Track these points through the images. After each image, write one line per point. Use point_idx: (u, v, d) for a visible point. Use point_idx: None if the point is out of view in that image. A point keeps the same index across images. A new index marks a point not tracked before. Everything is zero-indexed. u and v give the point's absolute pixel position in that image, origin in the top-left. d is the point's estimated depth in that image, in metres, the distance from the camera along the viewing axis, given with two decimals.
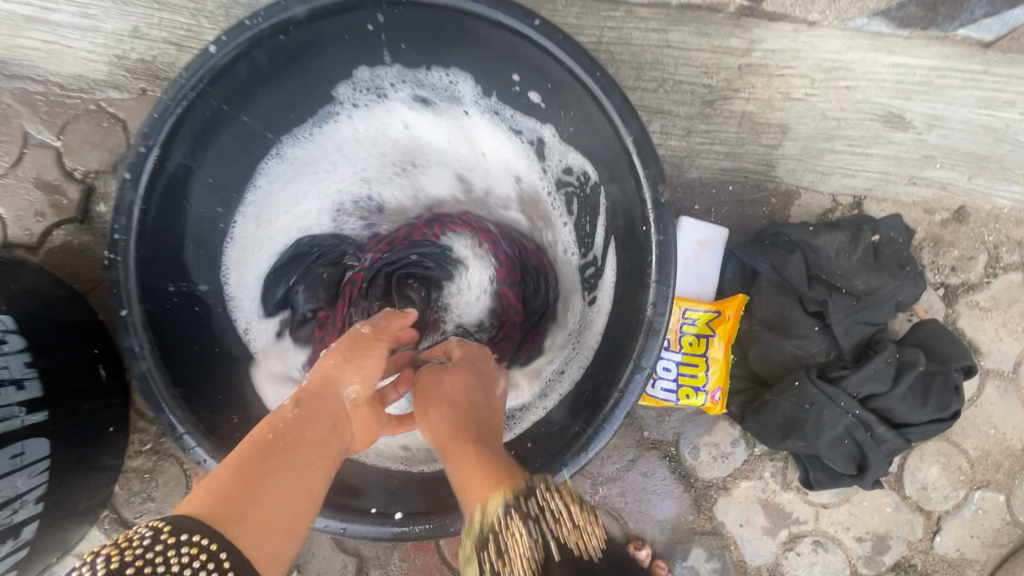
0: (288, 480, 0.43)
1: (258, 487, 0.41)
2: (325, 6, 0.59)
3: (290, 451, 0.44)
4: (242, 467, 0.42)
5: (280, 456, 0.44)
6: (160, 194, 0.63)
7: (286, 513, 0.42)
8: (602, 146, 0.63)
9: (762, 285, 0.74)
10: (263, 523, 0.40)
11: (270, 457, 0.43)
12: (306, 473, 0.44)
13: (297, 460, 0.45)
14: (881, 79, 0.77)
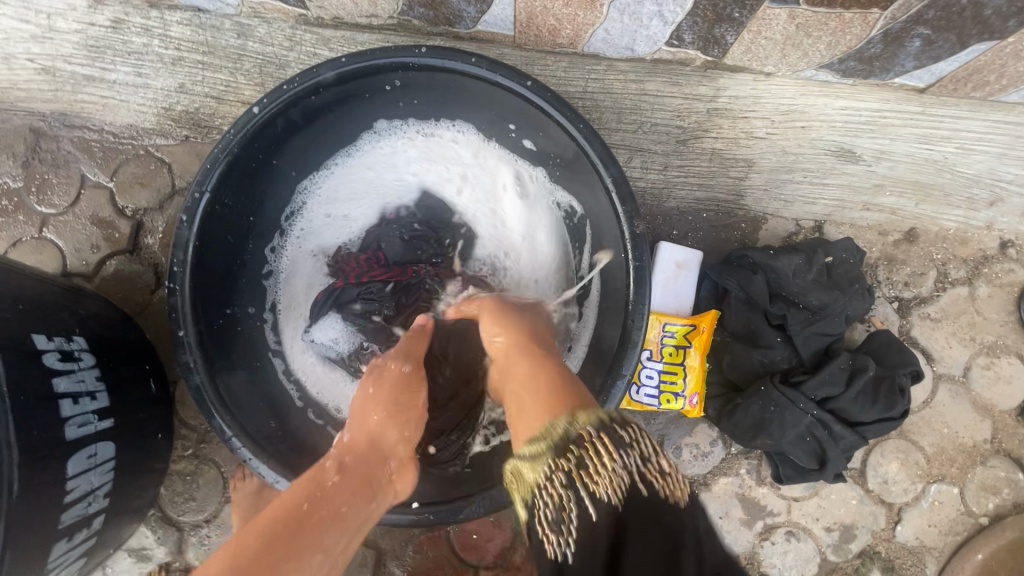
0: (310, 561, 0.51)
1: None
2: (351, 71, 0.70)
3: (317, 522, 0.54)
4: (266, 549, 0.50)
5: (301, 535, 0.52)
6: (209, 232, 0.73)
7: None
8: (588, 184, 0.74)
9: (731, 301, 0.85)
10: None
11: (293, 531, 0.52)
12: (335, 540, 0.54)
13: (319, 535, 0.53)
14: (831, 119, 0.88)
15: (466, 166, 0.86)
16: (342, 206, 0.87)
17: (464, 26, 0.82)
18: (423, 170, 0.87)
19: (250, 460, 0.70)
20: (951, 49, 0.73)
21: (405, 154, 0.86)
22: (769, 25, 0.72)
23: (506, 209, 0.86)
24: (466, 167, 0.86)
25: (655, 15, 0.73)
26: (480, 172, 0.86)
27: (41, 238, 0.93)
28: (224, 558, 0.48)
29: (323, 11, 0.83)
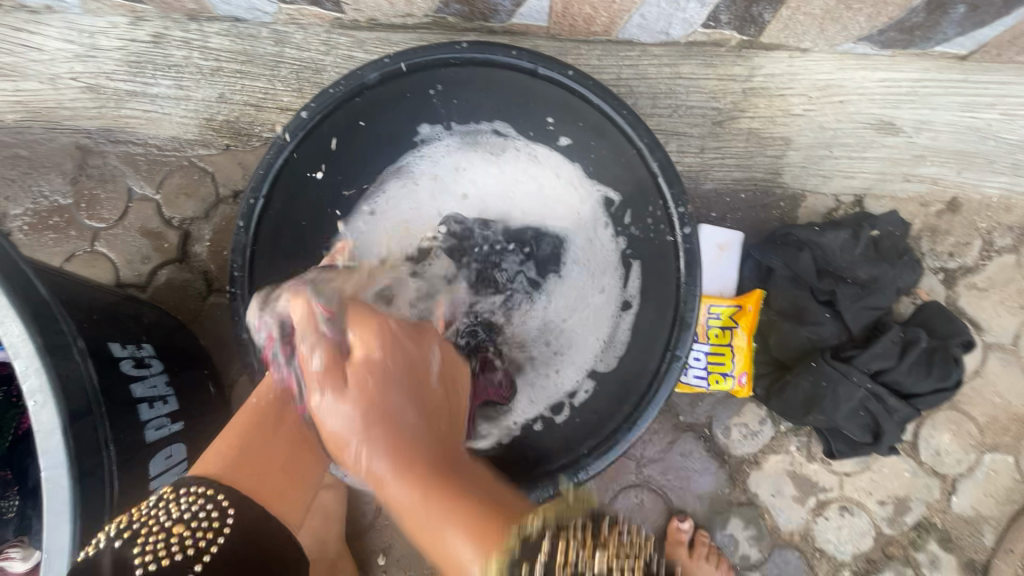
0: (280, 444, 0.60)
1: (259, 453, 0.58)
2: (394, 71, 0.72)
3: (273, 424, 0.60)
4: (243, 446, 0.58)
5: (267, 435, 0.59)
6: (263, 238, 0.75)
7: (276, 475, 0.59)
8: (631, 170, 0.75)
9: (776, 280, 0.85)
10: (261, 480, 0.58)
11: (266, 428, 0.59)
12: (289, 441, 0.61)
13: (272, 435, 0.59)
14: (870, 92, 0.87)
15: (510, 184, 0.90)
16: (396, 211, 0.90)
17: (498, 20, 0.83)
18: (495, 170, 0.90)
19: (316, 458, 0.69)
20: (996, 15, 0.73)
21: (460, 166, 0.91)
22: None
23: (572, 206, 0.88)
24: (512, 184, 0.90)
25: None
26: (522, 189, 0.90)
27: (93, 252, 0.95)
28: (224, 444, 0.58)
29: (359, 13, 0.84)
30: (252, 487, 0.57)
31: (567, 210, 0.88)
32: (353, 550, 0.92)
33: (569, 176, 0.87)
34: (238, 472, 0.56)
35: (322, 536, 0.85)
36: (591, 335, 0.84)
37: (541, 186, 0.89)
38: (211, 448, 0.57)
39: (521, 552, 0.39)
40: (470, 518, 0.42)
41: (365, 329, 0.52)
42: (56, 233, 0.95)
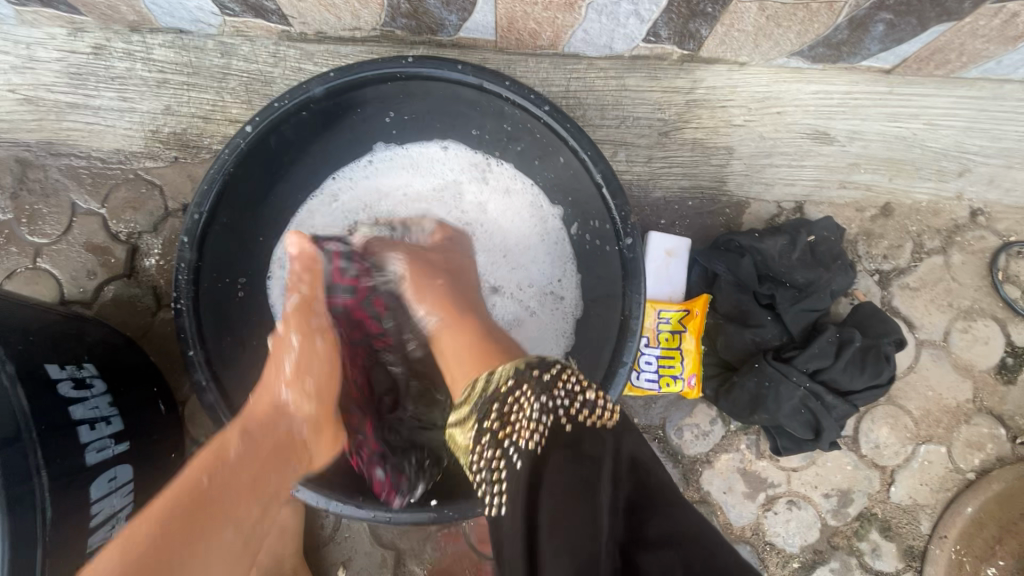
0: (219, 541, 0.55)
1: (195, 552, 0.53)
2: (338, 85, 0.72)
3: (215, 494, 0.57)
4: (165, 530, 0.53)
5: (225, 504, 0.57)
6: (209, 253, 0.74)
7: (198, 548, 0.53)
8: (577, 182, 0.77)
9: (721, 285, 0.88)
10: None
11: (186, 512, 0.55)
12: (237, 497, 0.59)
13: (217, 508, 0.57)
14: (804, 104, 0.92)
15: (487, 216, 0.90)
16: (363, 199, 0.90)
17: (446, 34, 0.83)
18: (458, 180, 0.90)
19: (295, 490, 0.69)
20: (913, 32, 0.77)
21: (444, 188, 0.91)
22: (741, 18, 0.74)
23: (525, 220, 0.88)
24: (484, 218, 0.90)
25: (631, 14, 0.75)
26: (490, 222, 0.90)
27: (35, 268, 0.93)
28: (154, 526, 0.53)
29: (306, 27, 0.83)
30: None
31: (539, 242, 0.88)
32: (312, 564, 0.91)
33: (518, 189, 0.88)
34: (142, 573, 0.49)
35: (278, 555, 0.84)
36: (546, 351, 0.86)
37: (520, 223, 0.89)
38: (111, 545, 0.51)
39: (525, 368, 0.62)
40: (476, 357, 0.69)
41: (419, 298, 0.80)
42: None
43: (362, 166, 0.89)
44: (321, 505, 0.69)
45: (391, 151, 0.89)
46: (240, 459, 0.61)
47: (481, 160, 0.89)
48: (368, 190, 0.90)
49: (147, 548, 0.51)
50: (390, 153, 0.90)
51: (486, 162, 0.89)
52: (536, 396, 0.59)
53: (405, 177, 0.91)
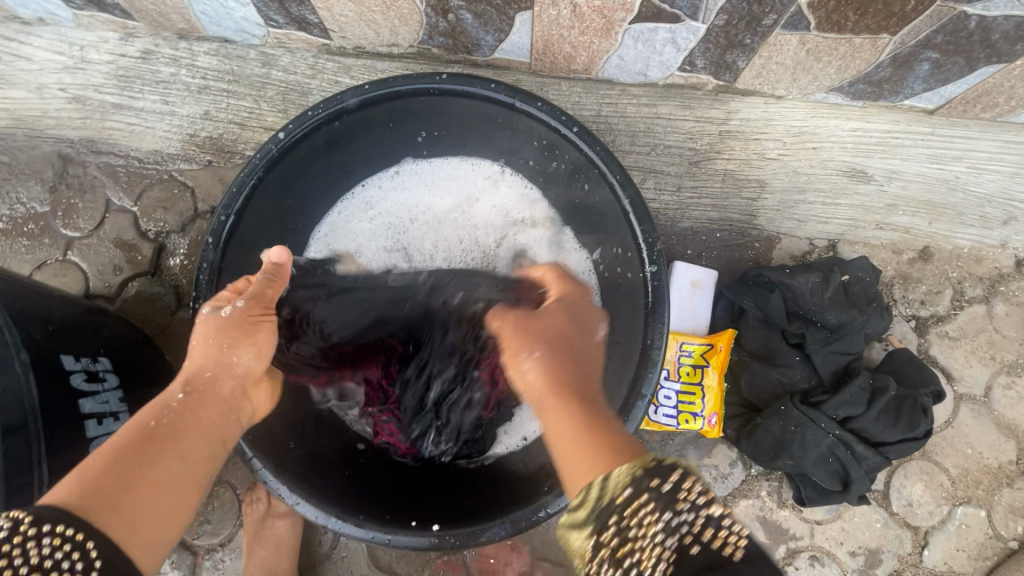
0: (167, 469, 0.53)
1: (127, 492, 0.50)
2: (373, 97, 0.73)
3: (169, 433, 0.55)
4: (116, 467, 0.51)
5: (155, 454, 0.53)
6: (232, 255, 0.74)
7: (163, 486, 0.52)
8: (603, 203, 0.76)
9: (749, 321, 0.85)
10: (134, 510, 0.50)
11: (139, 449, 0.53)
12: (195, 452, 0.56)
13: (168, 450, 0.54)
14: (842, 141, 0.89)
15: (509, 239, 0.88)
16: (390, 215, 0.89)
17: (482, 54, 0.83)
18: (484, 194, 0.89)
19: (298, 504, 0.67)
20: (960, 73, 0.74)
21: (466, 198, 0.89)
22: (780, 50, 0.73)
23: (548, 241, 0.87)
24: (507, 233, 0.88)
25: (668, 42, 0.74)
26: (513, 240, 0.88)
27: (64, 260, 0.95)
28: (101, 466, 0.51)
29: (346, 41, 0.84)
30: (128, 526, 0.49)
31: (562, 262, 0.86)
32: None
33: (541, 209, 0.87)
34: (97, 508, 0.48)
35: (270, 570, 0.81)
36: None
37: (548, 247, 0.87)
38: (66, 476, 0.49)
39: (643, 474, 0.46)
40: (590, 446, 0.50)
41: (526, 333, 0.59)
42: (28, 240, 0.95)
43: (389, 177, 0.89)
44: (320, 520, 0.67)
45: (419, 164, 0.89)
46: (183, 405, 0.57)
47: (508, 178, 0.88)
48: (396, 202, 0.89)
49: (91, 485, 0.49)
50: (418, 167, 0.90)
51: (513, 179, 0.88)
52: (661, 520, 0.46)
53: (433, 189, 0.89)
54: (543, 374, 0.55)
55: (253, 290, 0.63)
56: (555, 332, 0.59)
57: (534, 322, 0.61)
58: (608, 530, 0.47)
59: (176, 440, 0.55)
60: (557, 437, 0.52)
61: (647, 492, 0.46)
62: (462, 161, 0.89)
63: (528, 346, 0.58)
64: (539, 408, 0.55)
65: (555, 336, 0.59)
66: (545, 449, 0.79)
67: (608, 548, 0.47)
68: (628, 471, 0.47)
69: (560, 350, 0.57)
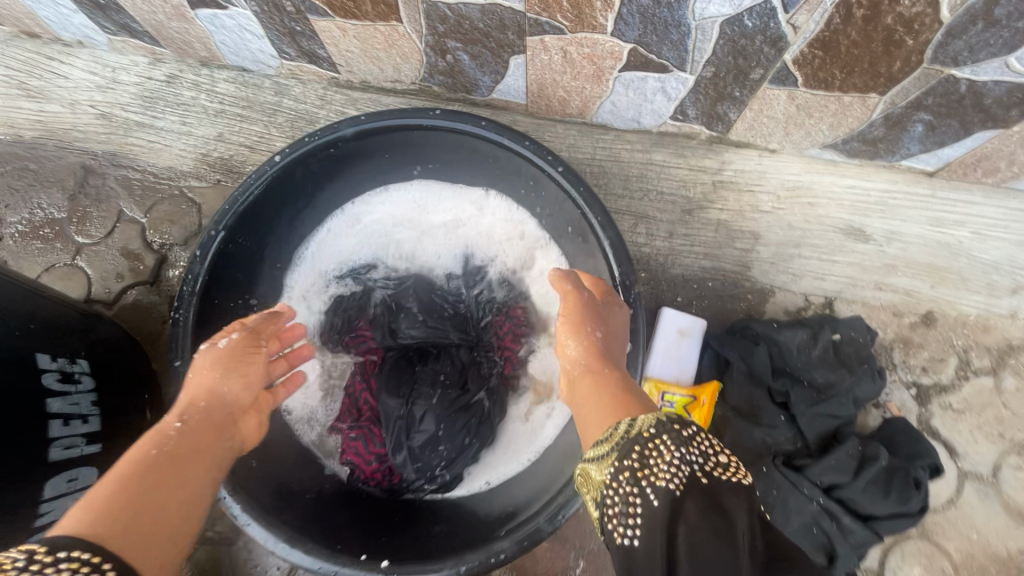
0: (174, 493, 0.51)
1: (142, 506, 0.48)
2: (369, 128, 0.76)
3: (175, 457, 0.53)
4: (124, 489, 0.49)
5: (166, 476, 0.51)
6: (219, 268, 0.77)
7: (170, 502, 0.50)
8: (586, 243, 0.78)
9: (733, 374, 0.81)
10: (146, 528, 0.47)
11: (146, 471, 0.51)
12: (202, 471, 0.55)
13: (177, 468, 0.53)
14: (839, 199, 0.88)
15: (487, 263, 0.89)
16: (371, 234, 0.90)
17: (480, 93, 0.86)
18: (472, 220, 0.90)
19: (249, 526, 0.66)
20: (956, 136, 0.73)
21: (451, 220, 0.90)
22: (770, 105, 0.73)
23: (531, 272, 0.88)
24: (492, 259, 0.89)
25: (658, 91, 0.76)
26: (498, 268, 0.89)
27: (72, 264, 0.99)
28: (114, 488, 0.48)
29: (353, 75, 0.89)
30: (138, 546, 0.46)
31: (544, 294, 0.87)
32: None
33: (526, 240, 0.88)
34: (110, 531, 0.45)
35: None
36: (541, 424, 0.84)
37: (530, 278, 0.88)
38: (75, 505, 0.46)
39: (669, 422, 0.50)
40: (616, 402, 0.55)
41: (585, 307, 0.66)
42: (42, 243, 1.00)
43: (378, 197, 0.91)
44: (268, 546, 0.65)
45: (409, 186, 0.90)
46: (183, 431, 0.56)
47: (494, 205, 0.88)
48: (384, 222, 0.90)
49: (104, 505, 0.46)
50: (407, 187, 0.91)
51: (500, 205, 0.88)
52: (680, 450, 0.48)
53: (421, 212, 0.90)
54: (593, 345, 0.63)
55: (241, 331, 0.68)
56: (610, 317, 0.66)
57: (597, 308, 0.66)
58: (629, 456, 0.48)
59: (182, 461, 0.54)
60: (591, 394, 0.58)
61: (660, 428, 0.49)
62: (451, 186, 0.90)
63: (585, 321, 0.65)
64: (584, 369, 0.61)
65: (609, 323, 0.66)
66: (512, 494, 0.79)
67: (626, 471, 0.48)
68: (654, 417, 0.51)
69: (610, 338, 0.65)
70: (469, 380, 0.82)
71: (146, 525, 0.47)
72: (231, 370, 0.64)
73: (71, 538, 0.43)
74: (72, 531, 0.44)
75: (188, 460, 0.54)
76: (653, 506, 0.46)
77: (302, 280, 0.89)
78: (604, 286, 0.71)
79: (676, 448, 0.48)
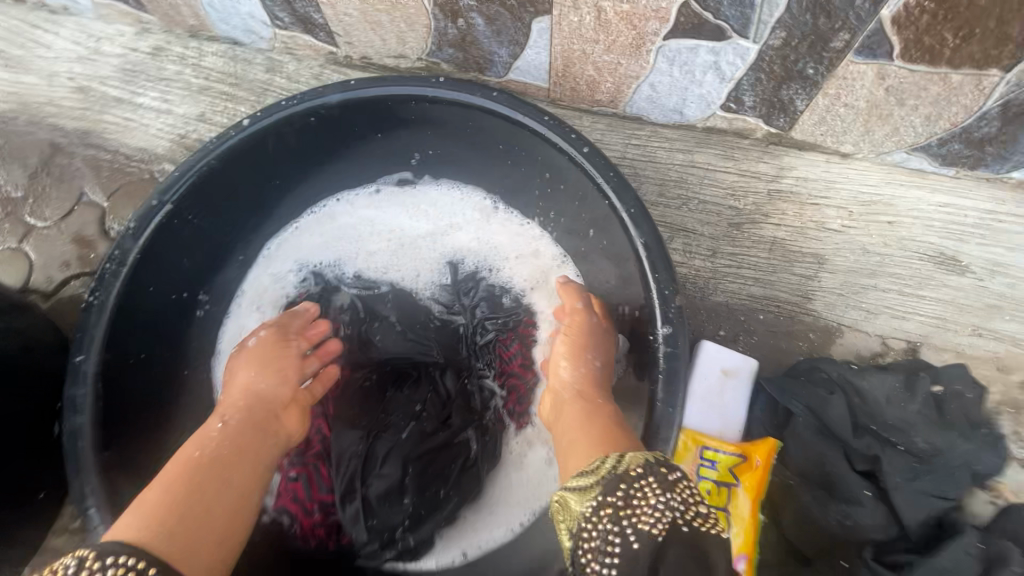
0: (222, 500, 0.47)
1: (190, 513, 0.44)
2: (358, 97, 0.62)
3: (221, 461, 0.49)
4: (172, 497, 0.45)
5: (214, 480, 0.47)
6: (157, 248, 0.62)
7: (218, 506, 0.46)
8: (614, 247, 0.62)
9: (798, 430, 0.62)
10: (194, 538, 0.43)
11: (191, 476, 0.47)
12: (253, 473, 0.50)
13: (224, 471, 0.48)
14: (928, 218, 0.71)
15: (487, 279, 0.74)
16: (348, 236, 0.77)
17: (495, 73, 0.74)
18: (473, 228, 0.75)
19: None
20: None
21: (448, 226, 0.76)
22: (851, 87, 0.59)
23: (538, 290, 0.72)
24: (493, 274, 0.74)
25: (709, 68, 0.62)
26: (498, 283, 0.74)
27: (17, 248, 0.87)
28: (162, 491, 0.45)
29: (352, 48, 0.78)
30: (189, 556, 0.42)
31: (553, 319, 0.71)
32: None
33: (534, 254, 0.73)
34: (165, 540, 0.42)
35: None
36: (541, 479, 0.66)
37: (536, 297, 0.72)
38: (127, 514, 0.43)
39: (657, 463, 0.46)
40: (602, 434, 0.51)
41: (580, 334, 0.61)
42: None
43: (365, 196, 0.77)
44: None
45: (403, 184, 0.77)
46: (225, 433, 0.52)
47: (499, 212, 0.75)
48: (369, 223, 0.77)
49: (155, 513, 0.43)
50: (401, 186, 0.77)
51: (505, 212, 0.75)
52: (665, 496, 0.44)
53: (413, 215, 0.77)
54: (585, 374, 0.58)
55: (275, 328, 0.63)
56: (605, 344, 0.61)
57: (602, 334, 0.62)
58: (615, 494, 0.44)
59: (230, 464, 0.49)
60: (576, 425, 0.53)
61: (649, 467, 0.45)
62: (452, 186, 0.76)
63: (578, 349, 0.60)
64: (573, 399, 0.57)
65: (605, 351, 0.60)
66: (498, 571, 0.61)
67: (608, 508, 0.44)
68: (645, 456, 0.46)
69: (607, 368, 0.60)
70: (451, 411, 0.66)
71: (195, 534, 0.43)
72: (261, 367, 0.59)
73: (127, 547, 0.40)
74: (124, 542, 0.41)
75: (238, 461, 0.50)
76: (633, 548, 0.42)
77: (267, 282, 0.76)
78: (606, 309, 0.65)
79: (663, 492, 0.44)
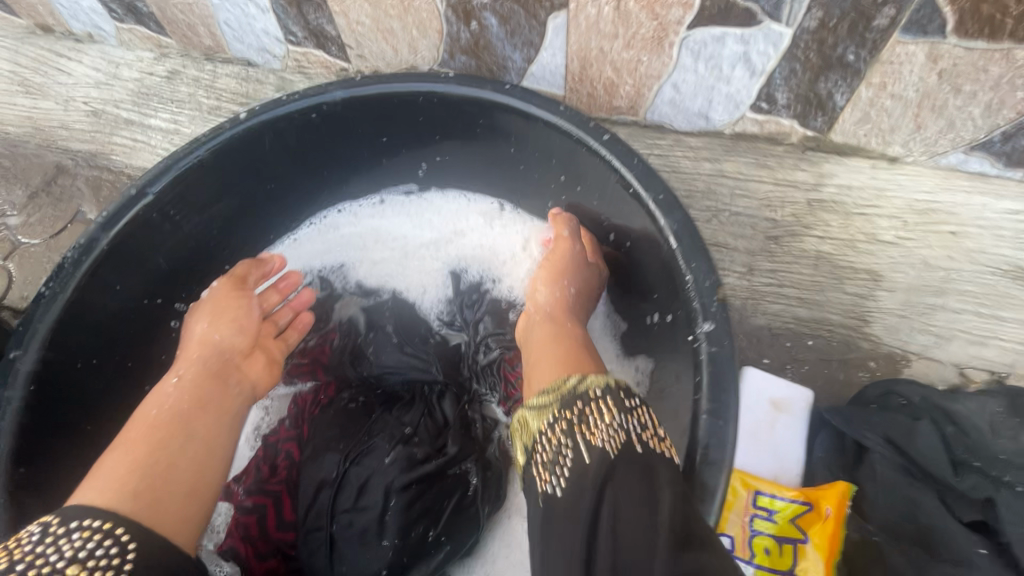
0: (181, 454, 0.47)
1: (151, 467, 0.45)
2: (365, 96, 0.56)
3: (177, 416, 0.50)
4: (137, 456, 0.46)
5: (173, 435, 0.48)
6: (130, 243, 0.56)
7: (176, 457, 0.47)
8: (648, 249, 0.54)
9: (876, 468, 0.52)
10: (155, 489, 0.44)
11: (151, 434, 0.48)
12: (211, 424, 0.51)
13: (180, 427, 0.49)
14: (996, 227, 0.62)
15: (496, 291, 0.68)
16: (350, 245, 0.72)
17: (509, 81, 0.71)
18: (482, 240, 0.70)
19: None
20: None
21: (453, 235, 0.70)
22: (898, 74, 0.53)
23: None
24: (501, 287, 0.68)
25: (738, 60, 0.57)
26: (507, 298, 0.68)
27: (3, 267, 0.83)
28: (119, 456, 0.46)
29: (363, 62, 0.77)
30: (150, 510, 0.43)
31: None
32: None
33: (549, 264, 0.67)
34: (129, 499, 0.43)
35: None
36: None
37: None
38: (92, 478, 0.44)
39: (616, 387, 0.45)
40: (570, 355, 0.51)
41: (562, 262, 0.60)
42: None
43: (367, 206, 0.72)
44: None
45: (409, 195, 0.72)
46: (182, 388, 0.52)
47: (505, 220, 0.70)
48: (372, 235, 0.72)
49: (120, 473, 0.44)
50: (407, 195, 0.72)
51: (513, 218, 0.70)
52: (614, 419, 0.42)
53: (418, 227, 0.72)
54: (561, 300, 0.58)
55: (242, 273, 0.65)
56: (584, 273, 0.61)
57: (585, 265, 0.61)
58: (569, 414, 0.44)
59: (188, 421, 0.50)
60: (545, 343, 0.53)
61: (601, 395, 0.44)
62: (462, 195, 0.71)
63: (558, 276, 0.59)
64: (547, 321, 0.56)
65: (582, 284, 0.60)
66: None
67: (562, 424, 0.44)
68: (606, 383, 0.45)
69: (580, 295, 0.60)
70: (447, 439, 0.57)
71: (160, 487, 0.45)
72: (222, 320, 0.60)
73: (88, 509, 0.41)
74: (91, 503, 0.42)
75: (197, 417, 0.51)
76: (583, 462, 0.41)
77: None
78: (592, 242, 0.64)
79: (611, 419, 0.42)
